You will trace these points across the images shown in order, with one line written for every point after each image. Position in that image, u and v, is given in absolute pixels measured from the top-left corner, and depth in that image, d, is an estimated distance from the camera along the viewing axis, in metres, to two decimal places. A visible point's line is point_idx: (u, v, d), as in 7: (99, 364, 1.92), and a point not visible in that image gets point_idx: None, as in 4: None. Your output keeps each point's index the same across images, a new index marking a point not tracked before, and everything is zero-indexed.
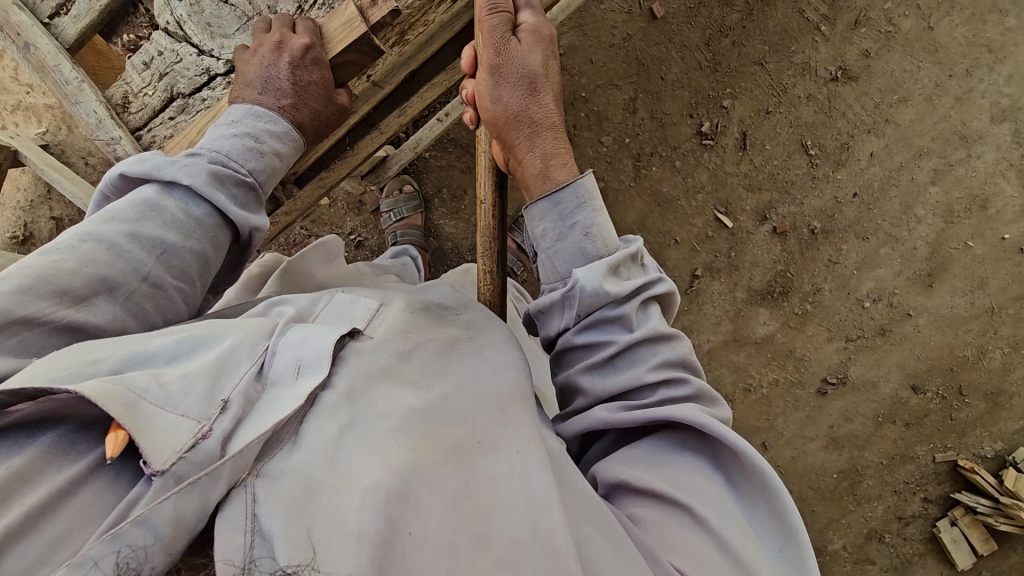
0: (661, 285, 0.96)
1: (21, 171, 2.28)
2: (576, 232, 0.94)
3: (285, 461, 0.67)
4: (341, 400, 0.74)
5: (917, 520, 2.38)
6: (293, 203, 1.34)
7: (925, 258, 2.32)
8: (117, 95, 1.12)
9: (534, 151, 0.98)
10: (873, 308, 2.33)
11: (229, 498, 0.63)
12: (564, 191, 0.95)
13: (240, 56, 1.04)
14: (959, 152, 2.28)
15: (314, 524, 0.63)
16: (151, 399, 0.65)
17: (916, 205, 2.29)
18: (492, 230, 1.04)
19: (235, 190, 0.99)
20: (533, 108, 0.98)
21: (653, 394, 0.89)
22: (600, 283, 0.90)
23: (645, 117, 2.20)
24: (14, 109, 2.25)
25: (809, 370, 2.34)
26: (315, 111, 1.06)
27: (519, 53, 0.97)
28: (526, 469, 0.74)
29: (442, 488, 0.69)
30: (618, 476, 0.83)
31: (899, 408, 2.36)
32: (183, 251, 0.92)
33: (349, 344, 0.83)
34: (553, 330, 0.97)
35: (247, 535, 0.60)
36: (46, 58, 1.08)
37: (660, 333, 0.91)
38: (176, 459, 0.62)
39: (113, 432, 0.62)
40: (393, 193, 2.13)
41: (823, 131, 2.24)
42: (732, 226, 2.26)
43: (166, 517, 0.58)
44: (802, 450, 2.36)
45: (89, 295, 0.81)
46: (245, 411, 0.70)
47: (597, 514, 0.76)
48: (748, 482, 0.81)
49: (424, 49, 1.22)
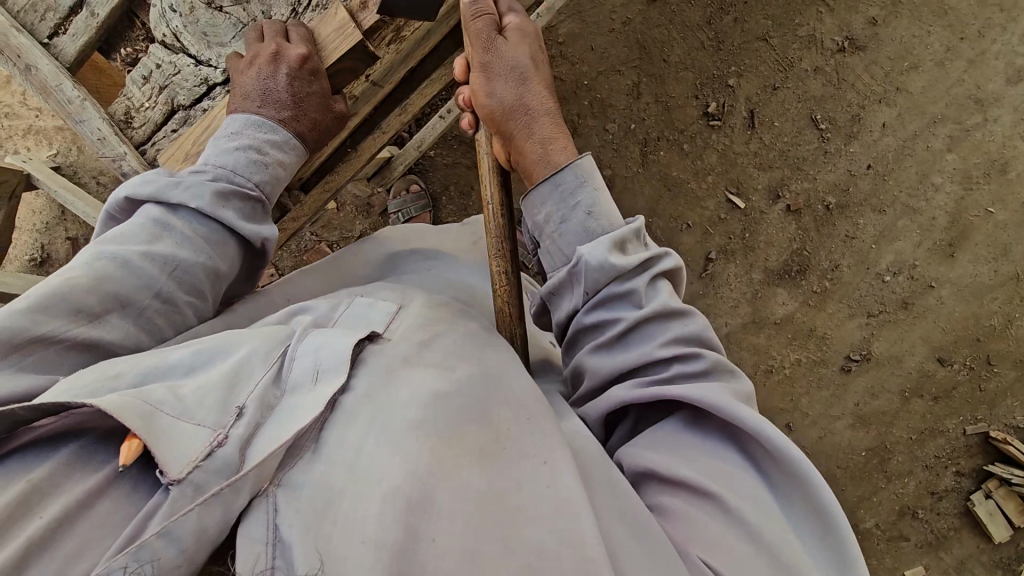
0: (667, 259, 0.94)
1: (35, 195, 2.30)
2: (578, 211, 0.93)
3: (306, 470, 0.67)
4: (361, 404, 0.73)
5: (951, 494, 2.34)
6: (300, 208, 1.30)
7: (945, 228, 2.27)
8: (119, 111, 1.12)
9: (533, 139, 0.97)
10: (894, 282, 2.28)
11: (250, 508, 0.63)
12: (562, 173, 0.94)
13: (236, 66, 1.02)
14: (974, 116, 2.22)
15: (331, 531, 0.62)
16: (169, 410, 0.64)
17: (933, 173, 2.24)
18: (500, 229, 0.99)
19: (241, 205, 0.98)
20: (527, 96, 0.97)
21: (669, 369, 0.86)
22: (605, 257, 0.89)
23: (650, 101, 2.17)
24: (24, 133, 2.27)
25: (831, 348, 2.30)
26: (315, 122, 1.05)
27: (507, 51, 0.97)
28: (556, 472, 0.71)
29: (464, 492, 0.66)
30: (642, 464, 0.82)
31: (926, 381, 2.32)
32: (194, 265, 0.92)
33: (367, 347, 0.82)
34: (564, 310, 0.96)
35: (269, 544, 0.61)
36: (46, 78, 1.08)
37: (670, 307, 0.89)
38: (193, 467, 0.61)
39: (127, 440, 0.62)
40: (401, 194, 2.13)
41: (833, 104, 2.19)
42: (745, 206, 2.23)
43: (189, 529, 0.58)
44: (828, 429, 2.32)
45: (101, 312, 0.81)
46: (263, 416, 0.70)
47: (620, 513, 0.74)
48: (778, 468, 0.78)
49: (421, 46, 1.20)
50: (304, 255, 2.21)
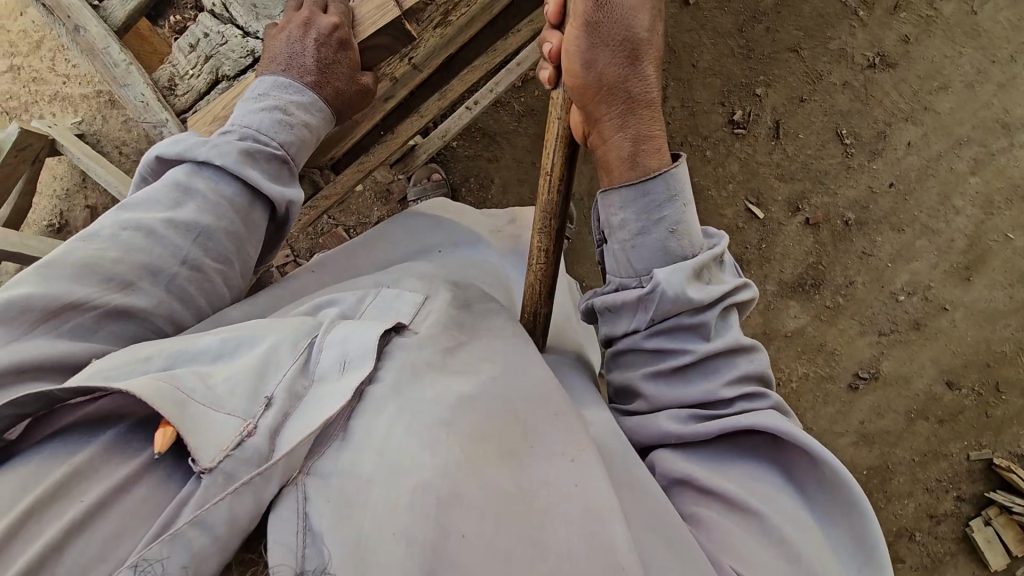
0: (743, 293, 0.94)
1: (58, 160, 2.32)
2: (660, 227, 0.91)
3: (334, 460, 0.67)
4: (386, 393, 0.74)
5: (950, 518, 2.32)
6: (333, 187, 1.31)
7: (962, 251, 2.26)
8: (163, 79, 1.11)
9: (625, 132, 0.93)
10: (907, 301, 2.27)
11: (281, 496, 0.64)
12: (651, 182, 0.91)
13: (270, 34, 1.03)
14: (1000, 141, 2.21)
15: (364, 521, 0.62)
16: (198, 398, 0.65)
17: (954, 196, 2.23)
18: (553, 204, 0.95)
19: (266, 165, 0.97)
20: (631, 80, 0.91)
21: (730, 406, 0.85)
22: (683, 287, 0.87)
23: (675, 106, 2.17)
24: (51, 98, 2.28)
25: (840, 364, 2.29)
26: (339, 91, 1.03)
27: (627, 14, 0.89)
28: (583, 474, 0.71)
29: (493, 489, 0.66)
30: (682, 473, 0.82)
31: (932, 403, 2.31)
32: (220, 231, 0.92)
33: (394, 339, 0.83)
34: (620, 330, 0.94)
35: (299, 535, 0.62)
36: (94, 40, 1.08)
37: (740, 344, 0.88)
38: (223, 457, 0.62)
39: (161, 427, 0.64)
40: (421, 181, 2.14)
41: (859, 120, 2.19)
42: (763, 216, 2.22)
43: (221, 517, 0.59)
44: (832, 445, 2.31)
45: (132, 281, 0.83)
46: (291, 405, 0.70)
47: (649, 518, 0.73)
48: (829, 501, 0.79)
49: (461, 34, 1.21)
50: (320, 238, 2.21)
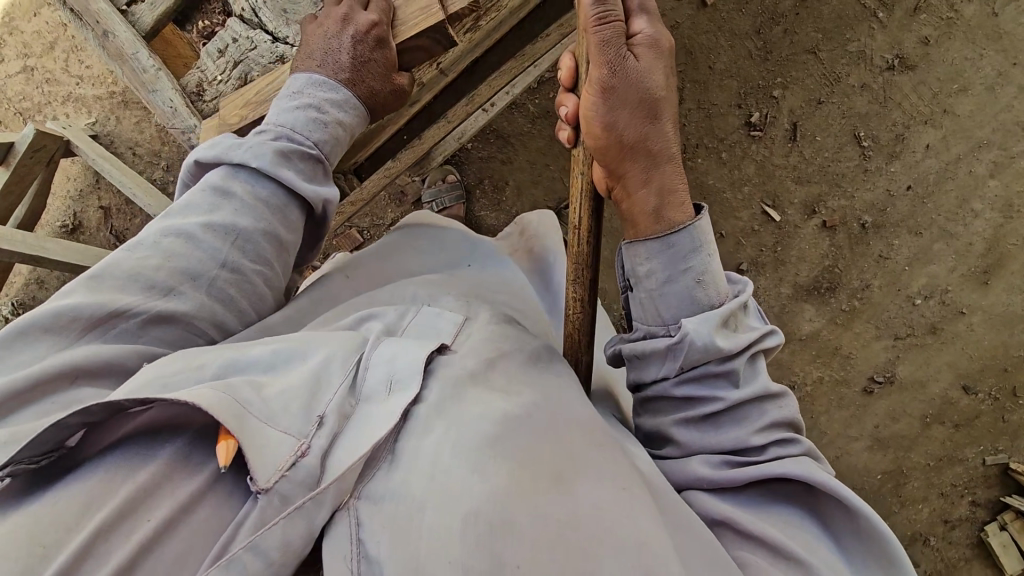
0: (771, 338, 0.92)
1: (71, 161, 2.32)
2: (688, 278, 0.89)
3: (384, 483, 0.69)
4: (432, 412, 0.75)
5: (964, 523, 2.31)
6: (359, 194, 1.34)
7: (980, 255, 2.24)
8: (191, 83, 1.12)
9: (648, 187, 0.90)
10: (924, 305, 2.25)
11: (332, 521, 0.66)
12: (679, 234, 0.89)
13: (306, 27, 1.01)
14: (1021, 143, 2.18)
15: (418, 544, 0.63)
16: (256, 413, 0.66)
17: (973, 199, 2.21)
18: (585, 258, 0.93)
19: (303, 164, 0.97)
20: (652, 137, 0.88)
21: (763, 453, 0.84)
22: (711, 338, 0.85)
23: (691, 108, 2.16)
24: (65, 99, 2.29)
25: (854, 368, 2.27)
26: (372, 91, 1.02)
27: (640, 72, 0.86)
28: (633, 506, 0.68)
29: (544, 518, 0.64)
30: (718, 516, 0.81)
31: (948, 408, 2.29)
32: (257, 232, 0.92)
33: (438, 360, 0.83)
34: (648, 378, 0.92)
35: (354, 560, 0.64)
36: (124, 45, 1.08)
37: (769, 392, 0.87)
38: (279, 477, 0.63)
39: (223, 441, 0.63)
40: (437, 183, 2.14)
41: (877, 122, 2.17)
42: (779, 219, 2.21)
43: (274, 543, 0.61)
44: (845, 449, 2.29)
45: (175, 287, 0.84)
46: (341, 426, 0.71)
47: (697, 550, 0.71)
48: (866, 551, 0.78)
49: (492, 35, 1.24)
50: (334, 239, 2.21)
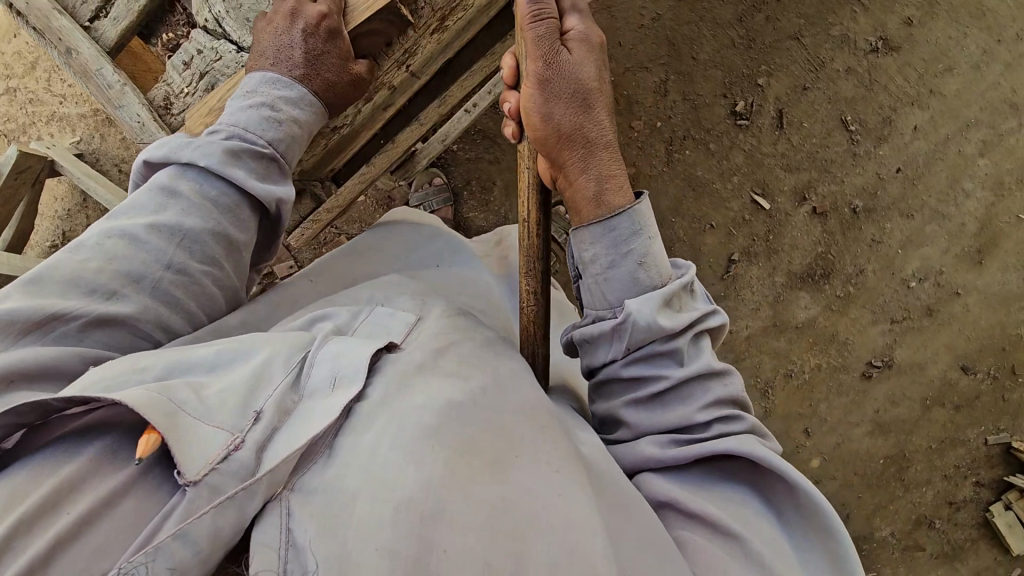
0: (714, 318, 0.92)
1: (57, 181, 2.31)
2: (630, 259, 0.88)
3: (320, 475, 0.66)
4: (376, 409, 0.72)
5: (969, 505, 2.30)
6: (334, 199, 1.32)
7: (974, 234, 2.23)
8: (158, 97, 1.11)
9: (588, 173, 0.90)
10: (919, 288, 2.24)
11: (264, 511, 0.62)
12: (619, 218, 0.88)
13: (258, 25, 1.00)
14: (1009, 121, 2.17)
15: (347, 535, 0.61)
16: (189, 410, 0.64)
17: (964, 178, 2.20)
18: (535, 250, 0.94)
19: (254, 163, 0.95)
20: (587, 125, 0.90)
21: (708, 429, 0.83)
22: (653, 318, 0.84)
23: (677, 99, 2.14)
24: (48, 118, 2.28)
25: (852, 354, 2.26)
26: (329, 83, 1.00)
27: (572, 65, 0.89)
28: (568, 487, 0.68)
29: (477, 504, 0.64)
30: (664, 497, 0.80)
31: (948, 390, 2.28)
32: (204, 232, 0.90)
33: (385, 356, 0.81)
34: (598, 361, 0.91)
35: (282, 549, 0.60)
36: (88, 62, 1.07)
37: (714, 370, 0.85)
38: (209, 470, 0.61)
39: (147, 434, 0.62)
40: (423, 186, 2.12)
41: (863, 106, 2.15)
42: (770, 207, 2.19)
43: (202, 531, 0.57)
44: (847, 436, 2.28)
45: (116, 290, 0.82)
46: (280, 421, 0.69)
47: (634, 528, 0.72)
48: (805, 524, 0.78)
49: (460, 36, 1.24)
50: (323, 247, 2.20)
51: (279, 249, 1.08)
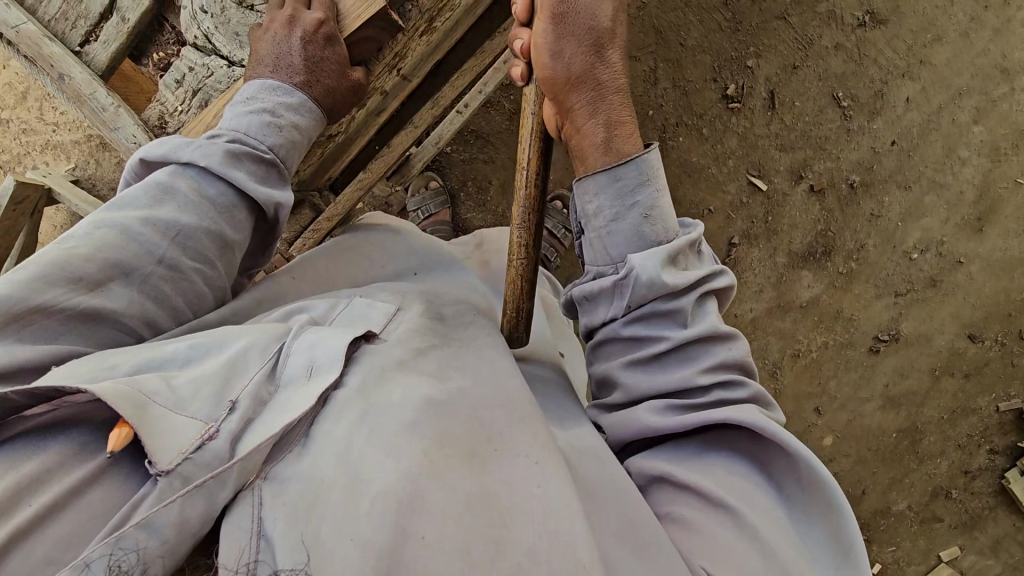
0: (720, 279, 0.92)
1: (55, 209, 2.32)
2: (634, 212, 0.89)
3: (294, 463, 0.65)
4: (351, 398, 0.72)
5: (985, 473, 2.31)
6: (332, 208, 1.33)
7: (973, 202, 2.22)
8: (153, 117, 1.11)
9: (596, 118, 0.92)
10: (921, 259, 2.24)
11: (236, 501, 0.62)
12: (627, 166, 0.89)
13: (254, 33, 1.00)
14: (1001, 87, 2.17)
15: (319, 526, 0.60)
16: (161, 400, 0.63)
17: (959, 147, 2.19)
18: (530, 202, 0.93)
19: (253, 166, 0.96)
20: (597, 67, 0.91)
21: (707, 395, 0.83)
22: (657, 273, 0.86)
23: (667, 87, 2.14)
24: (42, 147, 2.28)
25: (859, 329, 2.26)
26: (329, 88, 1.01)
27: (589, 1, 0.89)
28: (546, 476, 0.70)
29: (455, 493, 0.64)
30: (659, 471, 0.80)
31: (957, 359, 2.28)
32: (197, 229, 0.90)
33: (364, 347, 0.82)
34: (600, 320, 0.93)
35: (253, 538, 0.59)
36: (82, 87, 1.08)
37: (716, 332, 0.86)
38: (182, 459, 0.60)
39: (118, 428, 0.61)
40: (420, 191, 2.11)
41: (854, 81, 2.15)
42: (767, 188, 2.19)
43: (171, 520, 0.57)
44: (858, 412, 2.29)
45: (103, 280, 0.81)
46: (254, 411, 0.69)
47: (615, 514, 0.73)
48: (805, 496, 0.76)
49: (447, 38, 1.24)
50: None
51: (274, 251, 1.09)
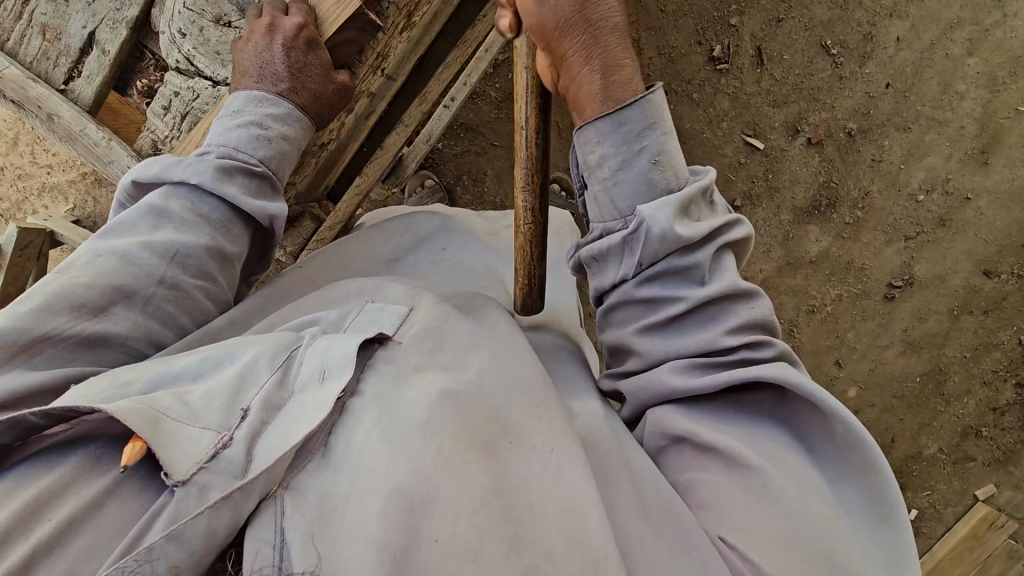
0: (739, 227, 0.89)
1: (62, 250, 2.35)
2: (644, 158, 0.85)
3: (314, 476, 0.65)
4: (370, 403, 0.72)
5: (1014, 407, 2.30)
6: (333, 216, 1.33)
7: (975, 135, 2.19)
8: (146, 146, 1.12)
9: (591, 62, 0.85)
10: (928, 200, 2.21)
11: (259, 510, 0.62)
12: (629, 110, 0.84)
13: (236, 45, 1.00)
14: (993, 14, 2.12)
15: (337, 536, 0.61)
16: (174, 415, 0.65)
17: (955, 81, 2.15)
18: (532, 162, 0.90)
19: (246, 181, 0.96)
20: (590, 6, 0.84)
21: (732, 354, 0.81)
22: (670, 225, 0.82)
23: (652, 56, 2.11)
24: (41, 191, 2.30)
25: (871, 278, 2.24)
26: (316, 94, 1.00)
27: None
28: (567, 472, 0.70)
29: (467, 488, 0.65)
30: (681, 430, 0.80)
31: (974, 296, 2.26)
32: (197, 247, 0.91)
33: (378, 352, 0.80)
34: (609, 282, 0.90)
35: (275, 548, 0.59)
36: (70, 124, 1.09)
37: (738, 288, 0.83)
38: (198, 469, 0.61)
39: (131, 442, 0.62)
40: (416, 190, 2.11)
41: (842, 27, 2.11)
42: (764, 146, 2.17)
43: (199, 531, 0.57)
44: (879, 359, 2.27)
45: (108, 308, 0.82)
46: (267, 416, 0.69)
47: (636, 496, 0.75)
48: (837, 456, 0.75)
49: (426, 33, 1.23)
50: None
51: (271, 260, 1.09)
